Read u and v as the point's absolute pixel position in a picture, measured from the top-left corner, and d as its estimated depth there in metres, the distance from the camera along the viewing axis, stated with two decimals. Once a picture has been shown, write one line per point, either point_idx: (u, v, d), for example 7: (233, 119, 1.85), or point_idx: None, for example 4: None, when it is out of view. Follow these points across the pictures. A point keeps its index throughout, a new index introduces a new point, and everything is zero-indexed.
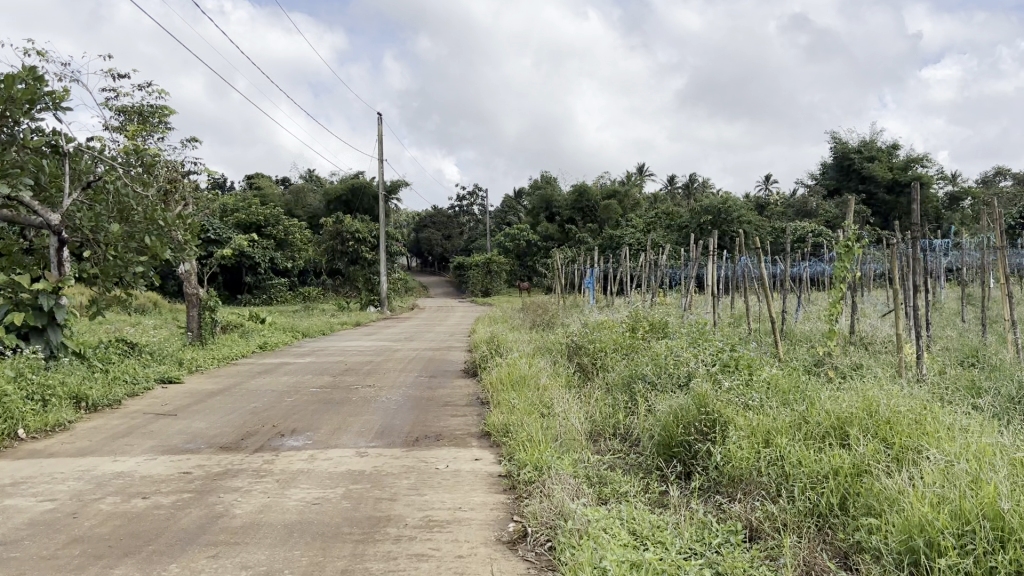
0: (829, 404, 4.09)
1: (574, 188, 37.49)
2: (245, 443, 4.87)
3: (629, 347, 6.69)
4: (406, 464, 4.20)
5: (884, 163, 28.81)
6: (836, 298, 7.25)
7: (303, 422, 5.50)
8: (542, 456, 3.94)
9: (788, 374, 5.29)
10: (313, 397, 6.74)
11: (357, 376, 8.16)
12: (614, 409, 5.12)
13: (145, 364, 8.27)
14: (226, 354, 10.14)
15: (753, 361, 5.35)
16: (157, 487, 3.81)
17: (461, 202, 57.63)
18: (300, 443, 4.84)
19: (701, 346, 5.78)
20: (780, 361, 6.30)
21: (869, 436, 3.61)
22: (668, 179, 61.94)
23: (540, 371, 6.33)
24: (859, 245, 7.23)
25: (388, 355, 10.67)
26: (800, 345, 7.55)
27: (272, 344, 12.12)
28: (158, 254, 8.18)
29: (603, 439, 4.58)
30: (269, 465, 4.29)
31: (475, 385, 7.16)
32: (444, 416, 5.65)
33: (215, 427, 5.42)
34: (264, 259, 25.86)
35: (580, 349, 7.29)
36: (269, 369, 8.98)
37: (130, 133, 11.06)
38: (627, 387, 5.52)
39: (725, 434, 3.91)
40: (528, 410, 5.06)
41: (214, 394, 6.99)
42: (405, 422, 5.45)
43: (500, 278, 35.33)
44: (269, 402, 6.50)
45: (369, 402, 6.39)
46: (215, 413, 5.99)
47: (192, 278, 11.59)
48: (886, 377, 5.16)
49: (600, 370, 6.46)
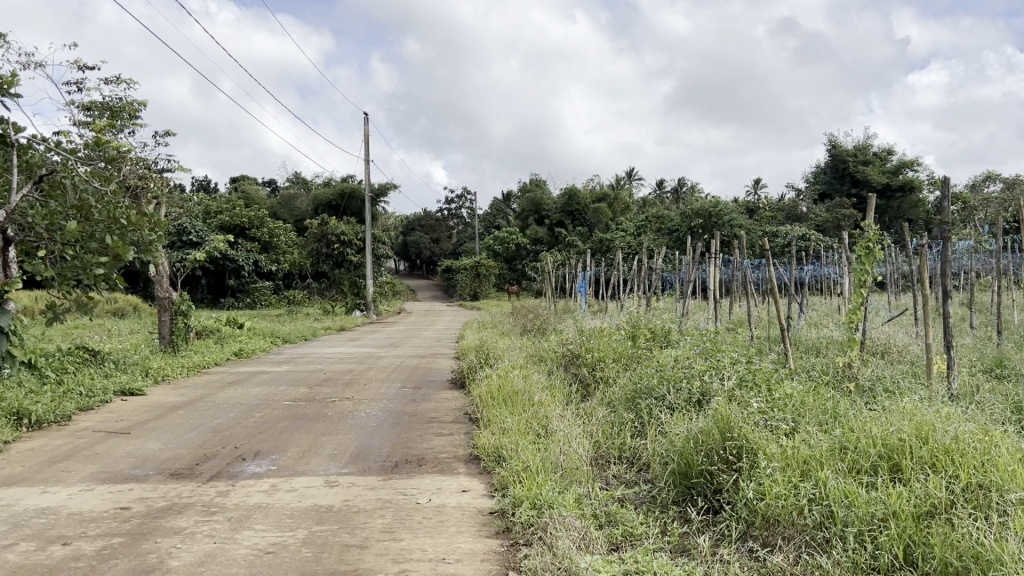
0: (872, 427, 3.53)
1: (563, 191, 36.91)
2: (200, 469, 4.27)
3: (632, 358, 6.12)
4: (382, 498, 3.61)
5: (876, 166, 28.41)
6: (854, 304, 6.72)
7: (269, 443, 4.90)
8: (542, 490, 3.36)
9: (816, 391, 4.72)
10: (284, 412, 6.13)
11: (336, 387, 7.55)
12: (619, 431, 4.55)
13: (107, 375, 7.64)
14: (198, 362, 9.53)
15: (774, 376, 4.79)
16: (82, 529, 3.20)
17: (449, 205, 56.94)
18: (263, 469, 4.25)
19: (714, 357, 5.21)
20: (797, 373, 5.73)
21: (930, 470, 3.06)
22: (657, 182, 61.36)
23: (534, 384, 5.75)
24: (881, 247, 6.74)
25: (371, 363, 10.05)
26: (814, 356, 7.00)
27: (248, 351, 11.47)
28: (121, 255, 7.52)
29: (610, 468, 4.01)
30: (222, 499, 3.68)
31: (462, 398, 6.56)
32: (428, 435, 5.05)
33: (170, 448, 4.81)
34: (248, 262, 25.17)
35: (576, 359, 6.71)
36: (242, 379, 8.34)
37: (97, 128, 10.44)
38: (632, 404, 4.94)
39: (754, 464, 3.36)
40: (523, 431, 4.48)
41: (176, 409, 6.37)
42: (384, 443, 4.85)
43: (489, 282, 34.70)
44: (235, 419, 5.89)
45: (346, 418, 5.79)
46: (173, 431, 5.39)
47: (164, 280, 11.00)
48: (925, 395, 4.59)
49: (601, 382, 5.89)
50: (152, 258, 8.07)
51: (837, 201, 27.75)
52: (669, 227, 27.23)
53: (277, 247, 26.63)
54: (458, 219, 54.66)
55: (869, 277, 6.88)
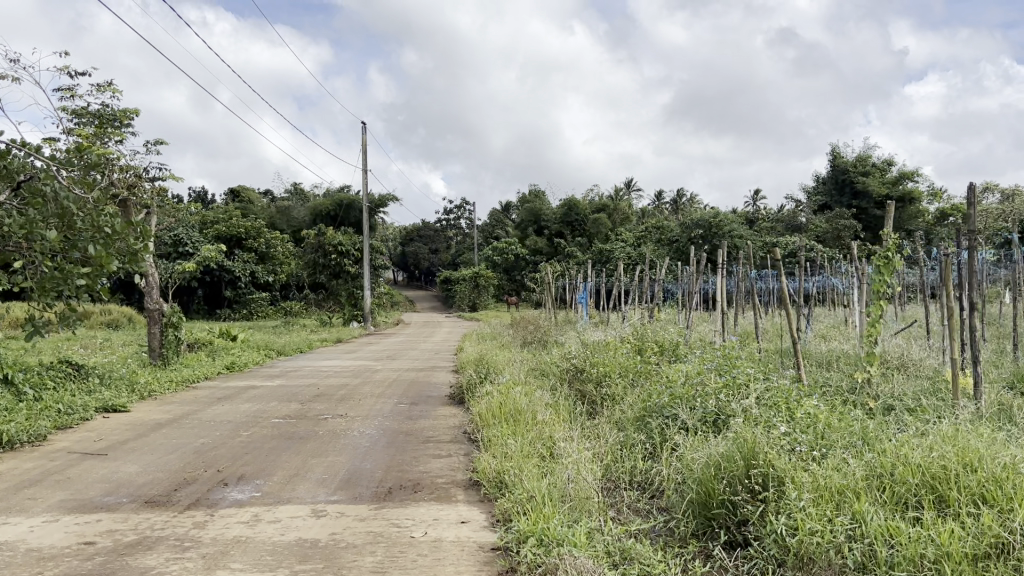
0: (910, 453, 3.22)
1: (562, 201, 36.63)
2: (178, 496, 3.95)
3: (640, 373, 5.82)
4: (374, 531, 3.30)
5: (876, 176, 28.18)
6: (872, 316, 6.42)
7: (255, 466, 4.58)
8: (550, 523, 3.05)
9: (841, 412, 4.41)
10: (273, 431, 5.81)
11: (329, 403, 7.22)
12: (629, 454, 4.24)
13: (90, 391, 7.32)
14: (188, 376, 9.20)
15: (794, 395, 4.48)
16: (38, 570, 2.88)
17: (448, 216, 56.67)
18: (245, 496, 3.94)
19: (729, 372, 4.90)
20: (815, 389, 5.43)
21: (981, 505, 2.77)
22: (656, 194, 61.15)
23: (537, 401, 5.43)
24: (899, 258, 6.49)
25: (367, 377, 9.74)
26: (829, 371, 6.69)
27: (241, 364, 11.14)
28: (104, 265, 7.27)
29: (621, 496, 3.70)
30: (197, 532, 3.35)
31: (460, 416, 6.23)
32: (424, 457, 4.73)
33: (148, 472, 4.50)
34: (245, 273, 24.85)
35: (581, 374, 6.39)
36: (232, 394, 8.01)
37: (84, 135, 10.14)
38: (642, 424, 4.64)
39: (783, 495, 3.05)
40: (526, 454, 4.17)
41: (159, 427, 6.04)
42: (377, 466, 4.53)
43: (488, 293, 34.39)
44: (220, 438, 5.56)
45: (338, 437, 5.46)
46: (153, 452, 5.07)
47: (153, 291, 10.68)
48: (956, 415, 4.28)
49: (606, 400, 5.58)
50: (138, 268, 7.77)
51: (837, 211, 27.50)
52: (669, 237, 26.96)
53: (274, 258, 26.33)
54: (457, 230, 54.37)
55: (887, 287, 6.60)
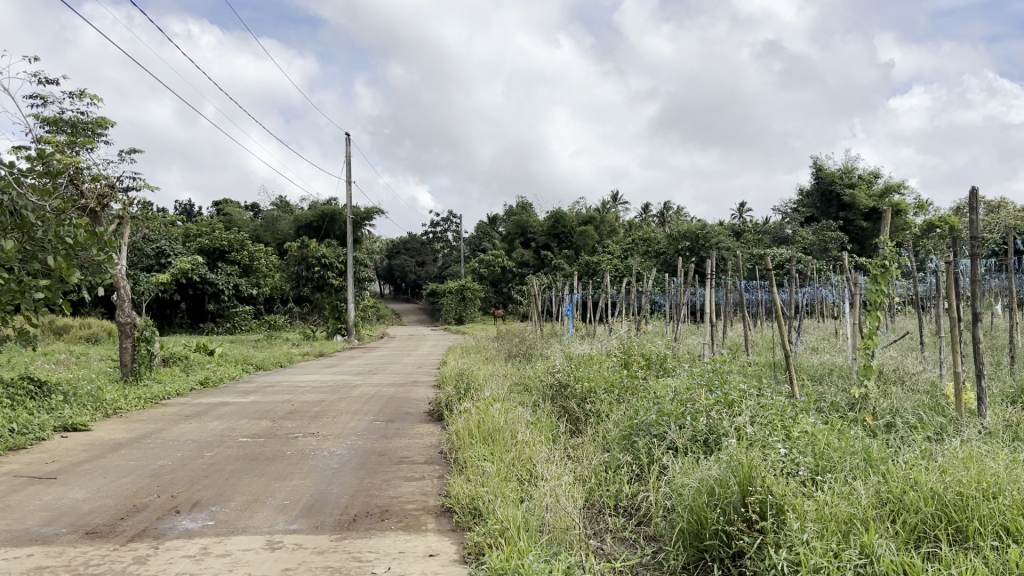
0: (923, 479, 2.96)
1: (549, 213, 36.47)
2: (122, 526, 3.62)
3: (626, 389, 5.56)
4: (331, 566, 2.99)
5: (862, 189, 28.17)
6: (867, 327, 6.17)
7: (212, 491, 4.25)
8: (523, 559, 2.76)
9: (840, 431, 4.16)
10: (238, 452, 5.48)
11: (302, 421, 6.88)
12: (613, 476, 3.96)
13: (50, 409, 6.95)
14: (158, 393, 8.83)
15: (788, 414, 4.23)
16: None
17: (435, 229, 56.30)
18: (197, 526, 3.62)
19: (721, 388, 4.63)
20: (809, 405, 5.18)
21: (1007, 538, 2.50)
22: (642, 207, 60.98)
23: (517, 419, 5.14)
24: (897, 266, 6.32)
25: (345, 392, 9.37)
26: (823, 386, 6.43)
27: (216, 380, 10.77)
28: (63, 276, 6.96)
29: (605, 524, 3.41)
30: (136, 568, 3.03)
31: (439, 434, 5.94)
32: (395, 480, 4.42)
33: (95, 497, 4.15)
34: (228, 286, 24.45)
35: (564, 388, 6.11)
36: (202, 412, 7.65)
37: (53, 142, 9.84)
38: (627, 443, 4.36)
39: (783, 526, 2.76)
40: (504, 477, 3.88)
41: (119, 448, 5.69)
42: (344, 491, 4.22)
43: (474, 305, 34.06)
44: (180, 460, 5.22)
45: (306, 459, 5.14)
46: (105, 476, 4.72)
47: (125, 304, 10.35)
48: (959, 434, 4.05)
49: (590, 416, 5.31)
50: (101, 280, 7.46)
51: (824, 224, 27.39)
52: (655, 250, 26.77)
53: (257, 271, 25.92)
54: (443, 243, 54.06)
55: (885, 297, 6.39)
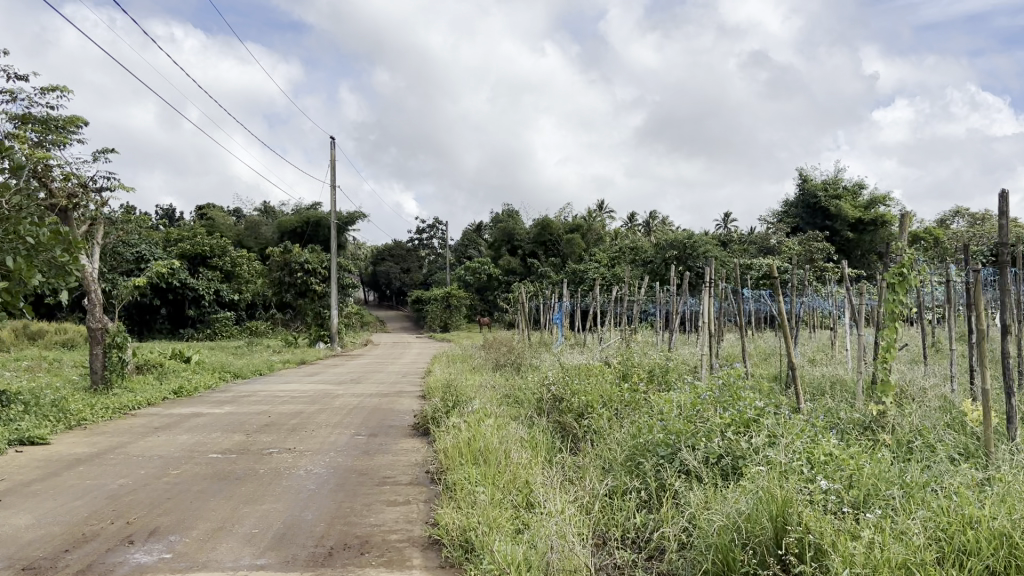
0: (987, 515, 2.59)
1: (536, 221, 36.09)
2: (65, 560, 3.18)
3: (627, 404, 5.18)
4: None
5: (848, 200, 27.96)
6: (885, 340, 5.81)
7: (173, 516, 3.82)
8: None
9: (868, 455, 3.78)
10: (207, 470, 5.03)
11: (278, 435, 6.45)
12: (620, 504, 3.57)
13: (9, 420, 6.48)
14: (127, 402, 8.37)
15: (811, 435, 3.88)
16: None
17: (420, 235, 55.78)
18: (151, 559, 3.20)
19: (734, 405, 4.25)
20: (825, 423, 4.81)
21: None
22: (628, 216, 60.60)
23: (510, 436, 4.74)
24: (915, 274, 5.84)
25: (325, 404, 8.91)
26: (832, 401, 6.04)
27: (190, 388, 10.29)
28: (24, 278, 6.54)
29: (613, 558, 3.02)
30: None
31: (423, 451, 5.52)
32: (377, 505, 4.00)
33: (40, 525, 3.70)
34: (209, 291, 23.83)
35: (559, 403, 5.71)
36: (172, 423, 7.18)
37: (22, 135, 9.38)
38: (633, 464, 3.98)
39: (828, 572, 2.39)
40: (499, 505, 3.48)
41: (77, 464, 5.25)
42: (320, 517, 3.80)
43: (459, 313, 33.61)
44: (140, 479, 4.77)
45: (279, 479, 4.71)
46: (55, 497, 4.27)
47: (97, 309, 9.88)
48: (1001, 461, 3.68)
49: (589, 434, 4.92)
50: (66, 283, 7.03)
51: (810, 234, 27.13)
52: (643, 258, 26.45)
53: (239, 277, 25.38)
54: (429, 249, 53.57)
55: (902, 309, 5.91)
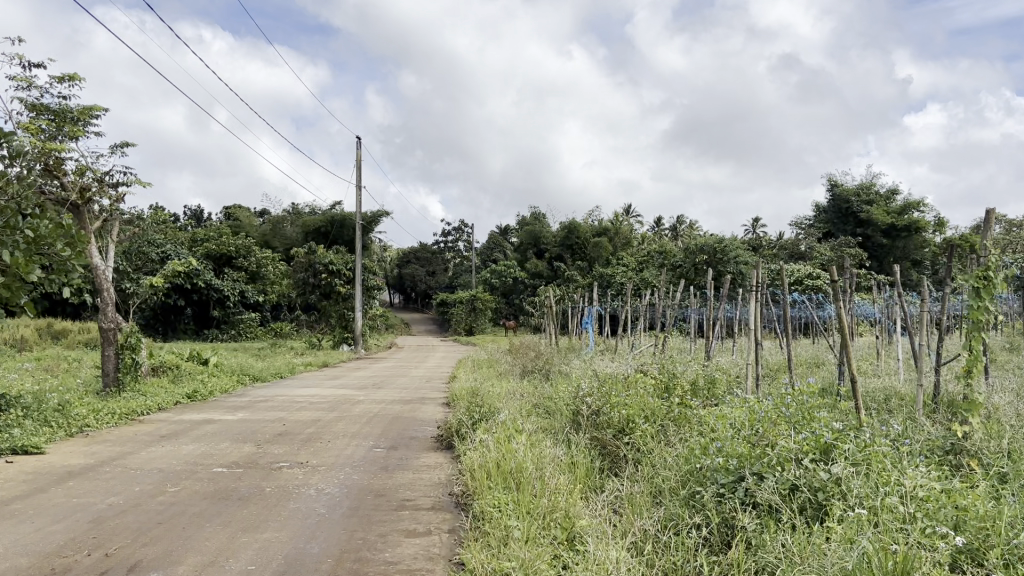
0: None
1: (563, 224, 35.52)
2: None
3: (676, 421, 4.61)
4: None
5: (880, 206, 27.12)
6: (966, 352, 5.12)
7: (160, 547, 3.32)
8: None
9: (971, 489, 3.21)
10: (209, 487, 4.53)
11: (290, 446, 5.95)
12: (678, 543, 3.03)
13: (5, 427, 6.05)
14: (136, 407, 7.91)
15: (899, 462, 3.32)
16: None
17: (446, 238, 55.40)
18: None
19: (806, 425, 3.69)
20: (903, 444, 4.20)
21: None
22: (655, 222, 59.89)
23: (544, 456, 4.20)
24: (1002, 279, 5.13)
25: (344, 411, 8.41)
26: (900, 418, 5.39)
27: (205, 392, 9.85)
28: (22, 274, 6.10)
29: None
30: None
31: (447, 470, 4.96)
32: (394, 536, 3.49)
33: (7, 554, 3.21)
34: (234, 292, 23.39)
35: (597, 419, 5.12)
36: (179, 431, 6.72)
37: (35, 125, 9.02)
38: (689, 493, 3.42)
39: None
40: (536, 543, 2.96)
41: (66, 478, 4.77)
42: (327, 551, 3.29)
43: (484, 316, 32.93)
44: (132, 498, 4.28)
45: (285, 500, 4.20)
46: (35, 519, 3.79)
47: (109, 307, 9.46)
48: None
49: (631, 456, 4.37)
50: (68, 279, 6.58)
51: (842, 240, 26.32)
52: (672, 263, 25.78)
53: (264, 278, 25.07)
54: (454, 253, 53.19)
55: (986, 318, 5.20)
